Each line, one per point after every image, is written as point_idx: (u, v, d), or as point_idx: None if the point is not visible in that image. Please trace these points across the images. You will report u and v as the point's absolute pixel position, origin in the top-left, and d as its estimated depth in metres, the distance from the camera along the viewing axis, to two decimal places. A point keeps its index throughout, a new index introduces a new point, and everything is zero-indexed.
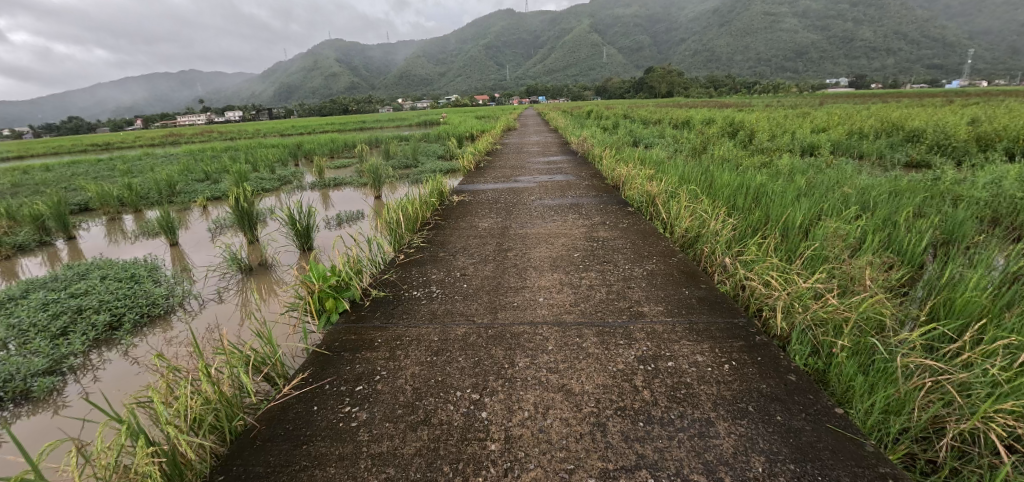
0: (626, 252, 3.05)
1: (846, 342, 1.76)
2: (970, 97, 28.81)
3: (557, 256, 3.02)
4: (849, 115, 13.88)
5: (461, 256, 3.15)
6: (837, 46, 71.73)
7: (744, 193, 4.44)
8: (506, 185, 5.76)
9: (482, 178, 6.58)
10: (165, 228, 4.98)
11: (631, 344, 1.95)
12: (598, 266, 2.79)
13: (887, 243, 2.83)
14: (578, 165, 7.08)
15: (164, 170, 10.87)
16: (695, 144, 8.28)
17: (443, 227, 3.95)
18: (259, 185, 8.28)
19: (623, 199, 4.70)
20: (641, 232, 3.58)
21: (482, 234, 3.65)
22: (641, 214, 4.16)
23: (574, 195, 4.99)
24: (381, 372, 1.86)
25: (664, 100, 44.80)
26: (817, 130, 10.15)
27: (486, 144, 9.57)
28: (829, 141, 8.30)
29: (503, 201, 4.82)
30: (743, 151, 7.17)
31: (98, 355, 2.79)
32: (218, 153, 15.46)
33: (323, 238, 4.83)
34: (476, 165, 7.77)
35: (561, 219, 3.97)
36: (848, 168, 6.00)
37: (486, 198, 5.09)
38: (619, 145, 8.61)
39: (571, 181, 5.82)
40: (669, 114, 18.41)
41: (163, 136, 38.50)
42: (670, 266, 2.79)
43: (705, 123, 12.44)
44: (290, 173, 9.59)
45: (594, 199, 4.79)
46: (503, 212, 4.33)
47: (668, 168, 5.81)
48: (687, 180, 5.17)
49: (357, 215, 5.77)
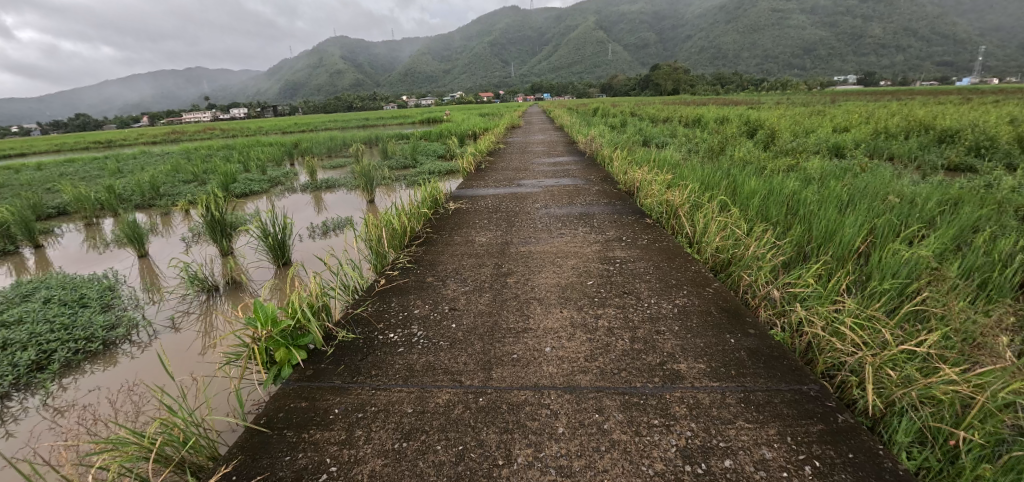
0: (649, 280, 2.53)
1: (977, 441, 1.25)
2: (982, 95, 28.14)
3: (566, 284, 2.51)
4: (870, 113, 13.25)
5: (452, 282, 2.64)
6: (846, 43, 70.58)
7: (778, 202, 3.90)
8: (508, 190, 5.26)
9: (482, 181, 6.07)
10: (131, 239, 4.51)
11: (671, 427, 1.44)
12: (617, 300, 2.29)
13: (974, 273, 2.29)
14: (585, 167, 6.55)
15: (152, 170, 10.43)
16: (712, 144, 7.72)
17: (435, 241, 3.44)
18: (247, 188, 7.80)
19: (639, 208, 4.18)
20: (664, 250, 3.05)
21: (479, 251, 3.15)
22: (661, 227, 3.64)
23: (583, 203, 4.49)
24: (331, 468, 1.38)
25: (671, 97, 44.03)
26: (841, 129, 9.54)
27: (487, 143, 9.03)
28: (856, 142, 7.71)
29: (505, 210, 4.31)
30: (766, 153, 6.60)
31: (16, 403, 2.33)
32: (212, 151, 14.99)
33: (303, 251, 4.37)
34: (476, 166, 7.25)
35: (570, 233, 3.46)
36: (886, 173, 5.45)
37: (486, 206, 4.57)
38: (629, 146, 8.08)
39: (579, 185, 5.30)
40: (678, 113, 17.82)
41: (164, 133, 38.25)
42: (707, 300, 2.27)
43: (717, 122, 11.87)
44: (281, 174, 9.10)
45: (607, 207, 4.26)
46: (503, 223, 3.82)
47: (687, 172, 5.26)
48: (710, 186, 4.64)
49: (345, 221, 5.30)
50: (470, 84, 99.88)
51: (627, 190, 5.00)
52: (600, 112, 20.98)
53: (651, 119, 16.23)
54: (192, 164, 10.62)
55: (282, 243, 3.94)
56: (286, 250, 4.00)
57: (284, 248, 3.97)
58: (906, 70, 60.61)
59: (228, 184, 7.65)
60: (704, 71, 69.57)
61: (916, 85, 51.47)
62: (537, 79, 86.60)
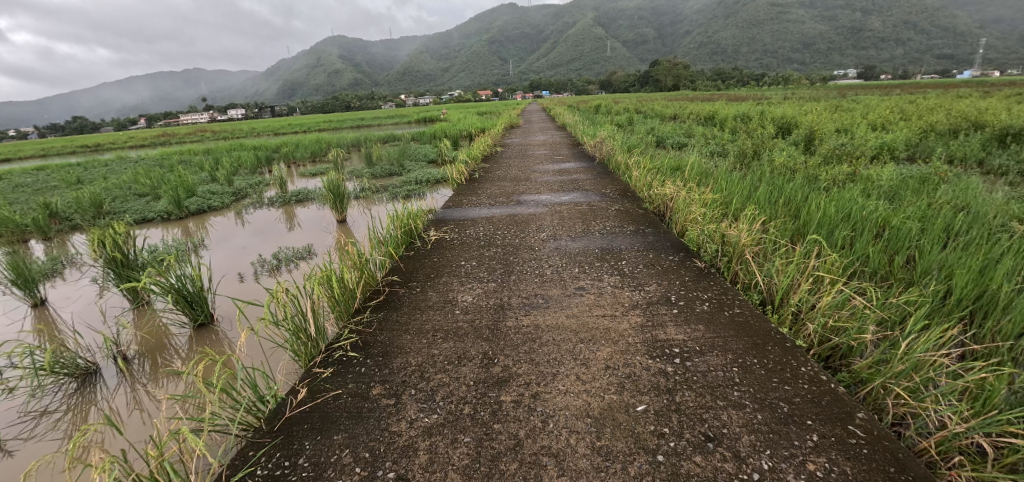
0: (744, 401, 1.51)
1: None
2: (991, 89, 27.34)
3: (603, 413, 1.48)
4: (899, 107, 12.21)
5: (411, 399, 1.62)
6: (849, 37, 69.58)
7: (870, 240, 2.87)
8: (505, 210, 4.23)
9: (474, 195, 5.00)
10: (17, 284, 3.43)
11: None
12: (702, 466, 1.29)
13: None
14: (597, 177, 5.46)
15: (110, 181, 9.38)
16: (741, 146, 6.64)
17: (400, 302, 2.41)
18: (203, 205, 6.73)
19: (681, 240, 3.13)
20: (741, 322, 2.01)
21: (461, 324, 2.12)
22: (721, 274, 2.58)
23: (602, 229, 3.46)
24: None
25: (673, 93, 42.91)
26: (881, 126, 8.42)
27: (482, 147, 7.99)
28: (908, 141, 6.67)
29: (500, 243, 3.29)
30: (812, 158, 5.52)
31: None
32: (188, 156, 13.93)
33: (237, 300, 3.36)
34: (469, 174, 6.16)
35: (592, 288, 2.41)
36: (974, 183, 4.39)
37: (476, 237, 3.50)
38: (643, 148, 7.04)
39: (595, 203, 4.23)
40: (686, 109, 16.75)
41: (152, 136, 37.23)
42: (866, 465, 1.29)
43: (735, 119, 10.78)
44: (249, 185, 8.02)
45: (636, 240, 3.19)
46: (498, 267, 2.80)
47: (728, 187, 4.19)
48: (764, 207, 3.59)
49: (303, 250, 4.27)
50: (469, 83, 98.81)
51: (657, 214, 3.94)
52: (603, 110, 19.87)
53: (658, 116, 15.14)
54: (155, 172, 9.55)
55: (199, 295, 2.94)
56: (206, 303, 3.01)
57: (204, 300, 2.98)
58: (911, 62, 59.48)
59: (181, 199, 6.60)
60: (706, 66, 68.42)
61: (924, 77, 50.31)
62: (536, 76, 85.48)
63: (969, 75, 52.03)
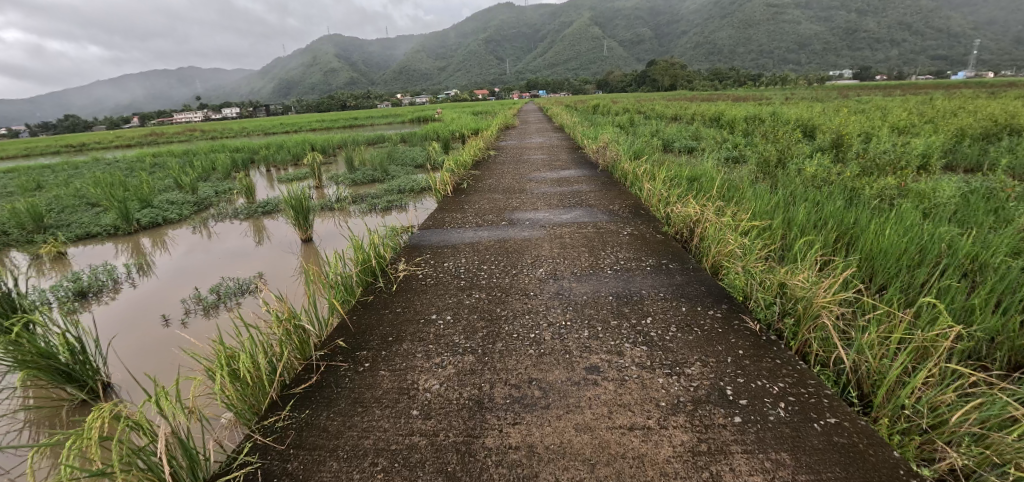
0: None
1: None
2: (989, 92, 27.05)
3: None
4: (915, 109, 11.56)
5: None
6: (846, 38, 69.33)
7: (973, 290, 2.17)
8: (493, 230, 3.53)
9: (460, 210, 4.27)
10: None
11: None
12: None
13: None
14: (603, 190, 4.72)
15: (70, 185, 8.63)
16: (762, 152, 5.93)
17: (337, 389, 1.71)
18: (156, 219, 5.95)
19: (719, 284, 2.41)
20: (843, 449, 1.34)
21: (418, 443, 1.42)
22: (783, 344, 1.88)
23: (613, 262, 2.74)
24: None
25: (671, 93, 42.33)
26: (908, 129, 7.74)
27: (473, 152, 7.29)
28: (946, 148, 5.99)
29: (485, 280, 2.58)
30: (846, 168, 4.84)
31: None
32: (164, 158, 13.20)
33: (151, 357, 2.63)
34: (456, 184, 5.46)
35: (609, 370, 1.70)
36: None
37: (456, 270, 2.79)
38: (650, 153, 6.36)
39: (601, 224, 3.53)
40: (687, 109, 16.08)
41: (139, 135, 36.35)
42: None
43: (744, 121, 10.11)
44: (214, 193, 7.23)
45: (659, 280, 2.48)
46: (480, 326, 2.08)
47: (764, 207, 3.48)
48: (811, 234, 2.91)
49: (249, 281, 3.53)
50: (465, 82, 97.95)
51: (680, 243, 3.21)
52: (602, 110, 19.14)
53: (659, 117, 14.42)
54: (116, 177, 8.72)
55: (80, 362, 2.17)
56: (95, 370, 2.24)
57: (89, 367, 2.21)
58: (909, 63, 59.27)
59: (131, 211, 5.84)
60: (704, 66, 67.95)
61: (923, 77, 49.96)
62: (532, 75, 84.77)
63: (969, 76, 51.71)
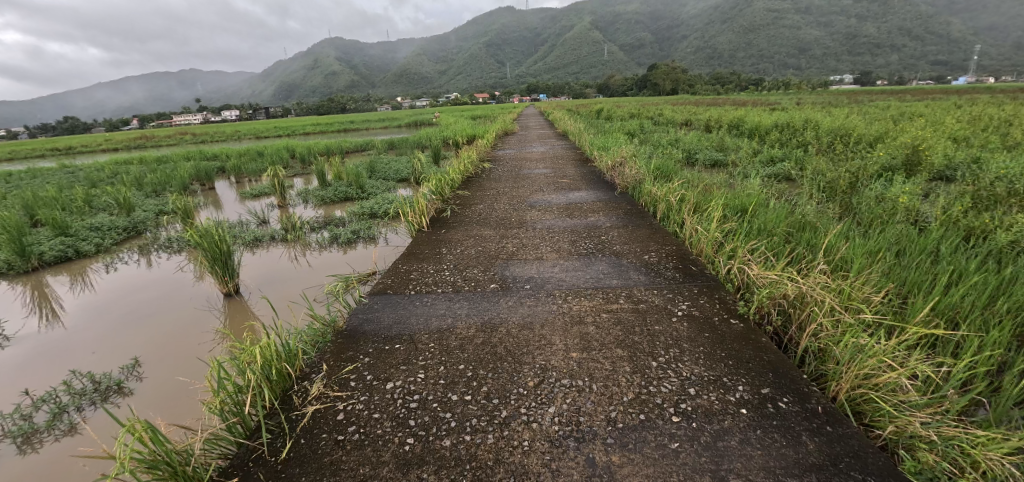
0: None
1: None
2: (997, 97, 26.10)
3: None
4: (954, 116, 10.46)
5: None
6: (850, 40, 68.39)
7: None
8: (474, 300, 2.36)
9: (436, 255, 3.11)
10: None
11: None
12: None
13: None
14: (627, 225, 3.56)
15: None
16: (817, 172, 4.80)
17: None
18: (65, 252, 4.75)
19: (897, 473, 1.27)
20: None
21: None
22: None
23: (678, 394, 1.57)
24: None
25: (673, 98, 41.39)
26: (975, 139, 6.59)
27: (462, 166, 6.17)
28: None
29: (454, 438, 1.43)
30: (941, 198, 3.71)
31: None
32: (128, 166, 12.04)
33: None
34: (435, 211, 4.32)
35: None
36: None
37: (405, 398, 1.63)
38: (676, 170, 5.22)
39: (636, 291, 2.36)
40: (697, 115, 15.02)
41: (123, 139, 35.17)
42: None
43: (770, 129, 9.00)
44: (154, 216, 6.07)
45: (777, 452, 1.33)
46: None
47: (882, 272, 2.31)
48: (997, 330, 1.76)
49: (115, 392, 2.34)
50: (466, 85, 97.24)
51: (772, 334, 2.02)
52: (606, 115, 18.03)
53: (668, 123, 13.38)
54: (51, 189, 7.52)
55: None
56: None
57: None
58: (913, 67, 58.39)
59: (32, 243, 4.67)
60: (705, 70, 67.02)
61: (928, 83, 49.12)
62: (531, 79, 83.85)
63: (976, 81, 50.95)
